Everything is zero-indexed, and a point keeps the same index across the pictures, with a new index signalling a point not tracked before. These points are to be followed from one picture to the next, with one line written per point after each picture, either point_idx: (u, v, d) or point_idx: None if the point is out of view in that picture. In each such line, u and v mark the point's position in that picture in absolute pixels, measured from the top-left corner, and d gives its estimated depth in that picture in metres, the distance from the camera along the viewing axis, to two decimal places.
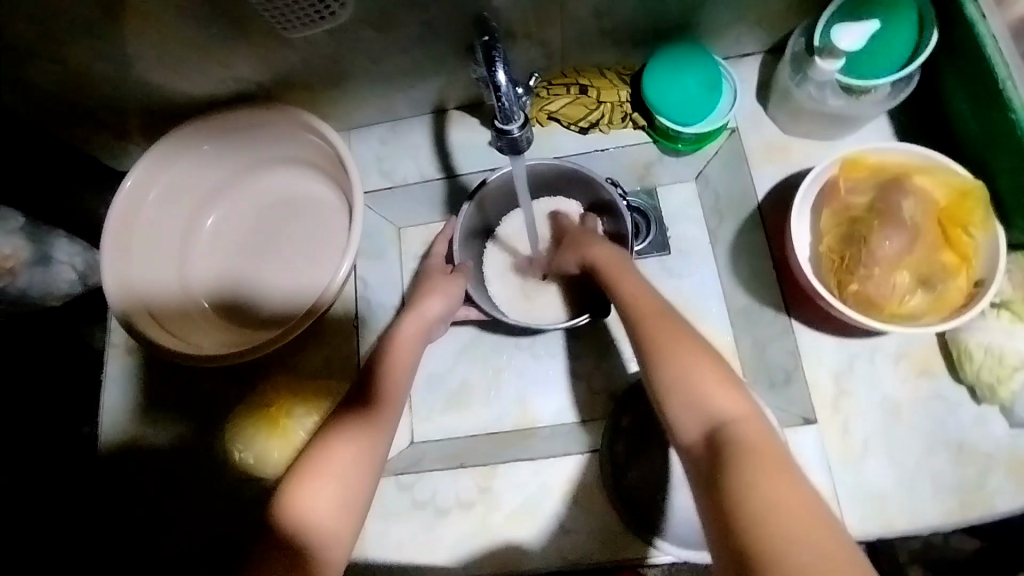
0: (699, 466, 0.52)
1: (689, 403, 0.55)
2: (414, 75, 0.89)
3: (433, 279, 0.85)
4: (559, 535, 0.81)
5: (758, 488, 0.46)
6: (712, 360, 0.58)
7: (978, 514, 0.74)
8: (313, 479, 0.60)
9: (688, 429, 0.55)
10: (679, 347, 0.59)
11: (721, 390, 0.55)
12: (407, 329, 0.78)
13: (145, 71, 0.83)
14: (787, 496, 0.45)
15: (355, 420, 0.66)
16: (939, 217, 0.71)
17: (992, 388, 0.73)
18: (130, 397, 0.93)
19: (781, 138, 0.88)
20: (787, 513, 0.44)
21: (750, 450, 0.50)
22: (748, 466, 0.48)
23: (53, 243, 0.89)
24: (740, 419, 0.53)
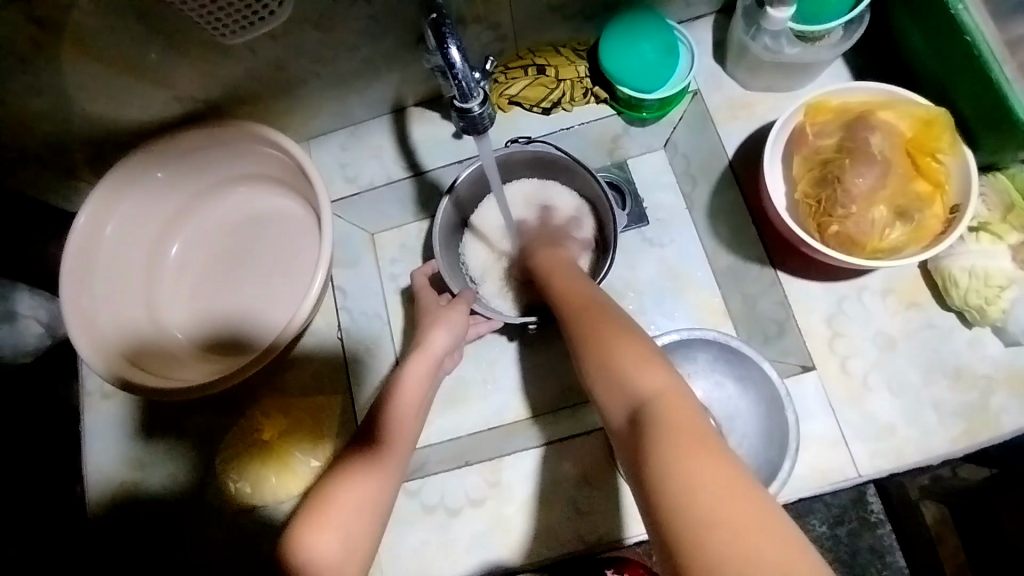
0: (625, 448, 0.49)
1: (612, 388, 0.53)
2: (367, 74, 0.87)
3: (433, 311, 0.79)
4: (577, 519, 0.80)
5: (671, 465, 0.44)
6: (633, 341, 0.55)
7: (984, 435, 0.75)
8: (324, 520, 0.59)
9: (614, 412, 0.52)
10: (597, 335, 0.57)
11: (641, 367, 0.53)
12: (417, 362, 0.74)
13: (83, 102, 0.79)
14: (705, 471, 0.43)
15: (366, 460, 0.65)
16: (908, 148, 0.72)
17: (981, 310, 0.74)
18: (114, 444, 0.89)
19: (743, 94, 0.88)
20: (709, 491, 0.42)
21: (668, 424, 0.47)
22: (661, 444, 0.46)
23: (16, 297, 0.88)
24: (663, 393, 0.50)
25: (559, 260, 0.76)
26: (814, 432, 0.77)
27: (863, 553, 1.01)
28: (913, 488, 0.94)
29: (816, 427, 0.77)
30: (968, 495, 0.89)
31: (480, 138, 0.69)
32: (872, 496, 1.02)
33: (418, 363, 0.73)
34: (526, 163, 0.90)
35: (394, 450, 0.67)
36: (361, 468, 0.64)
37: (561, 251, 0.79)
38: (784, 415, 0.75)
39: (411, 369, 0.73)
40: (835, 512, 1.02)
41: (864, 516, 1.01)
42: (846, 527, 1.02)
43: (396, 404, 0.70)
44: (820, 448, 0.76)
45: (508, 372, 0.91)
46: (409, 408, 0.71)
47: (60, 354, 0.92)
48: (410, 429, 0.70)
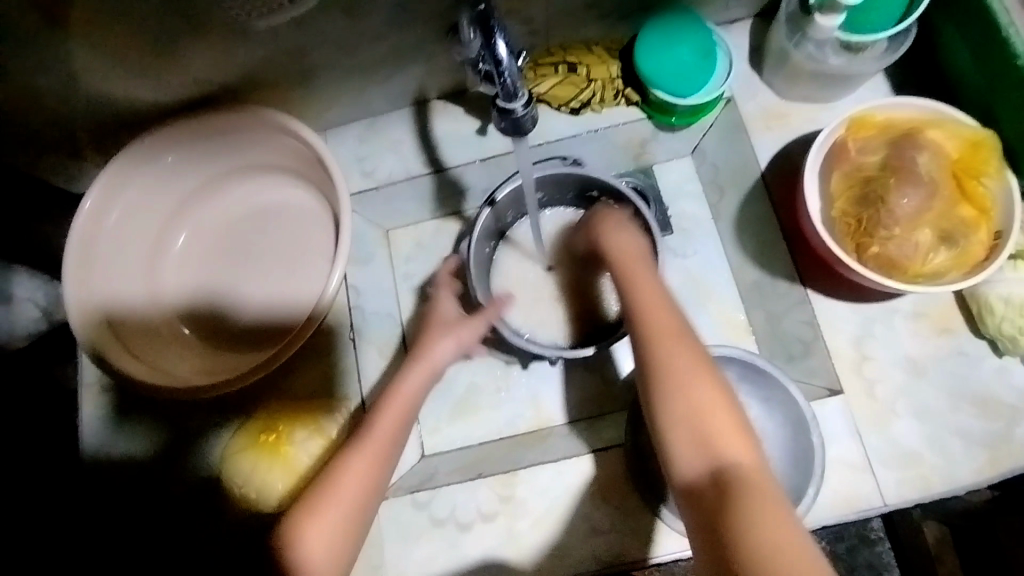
0: (700, 502, 0.50)
1: (697, 447, 0.52)
2: (392, 65, 0.83)
3: (443, 321, 0.77)
4: (591, 536, 0.77)
5: (768, 545, 0.45)
6: (729, 405, 0.53)
7: (1011, 467, 0.73)
8: (318, 515, 0.59)
9: (691, 463, 0.52)
10: (692, 382, 0.54)
11: (732, 436, 0.52)
12: (416, 371, 0.71)
13: (93, 80, 0.75)
14: (788, 543, 0.45)
15: (357, 441, 0.64)
16: (953, 170, 0.69)
17: (1015, 340, 0.72)
18: (112, 440, 0.84)
19: (778, 104, 0.86)
20: (796, 567, 0.43)
21: (761, 504, 0.47)
22: (755, 518, 0.46)
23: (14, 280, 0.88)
24: (750, 469, 0.50)
25: (637, 256, 0.70)
26: (839, 458, 0.75)
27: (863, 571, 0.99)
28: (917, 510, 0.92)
29: (841, 452, 0.75)
30: (971, 517, 0.88)
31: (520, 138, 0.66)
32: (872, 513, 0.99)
33: (426, 342, 0.74)
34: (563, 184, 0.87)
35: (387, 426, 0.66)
36: (356, 451, 0.63)
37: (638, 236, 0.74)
38: (809, 438, 0.73)
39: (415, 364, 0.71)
40: (833, 528, 1.00)
41: (864, 534, 0.99)
42: (845, 543, 0.99)
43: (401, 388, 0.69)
44: (844, 474, 0.74)
45: (523, 380, 0.89)
46: (411, 400, 0.69)
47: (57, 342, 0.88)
48: (406, 412, 0.68)
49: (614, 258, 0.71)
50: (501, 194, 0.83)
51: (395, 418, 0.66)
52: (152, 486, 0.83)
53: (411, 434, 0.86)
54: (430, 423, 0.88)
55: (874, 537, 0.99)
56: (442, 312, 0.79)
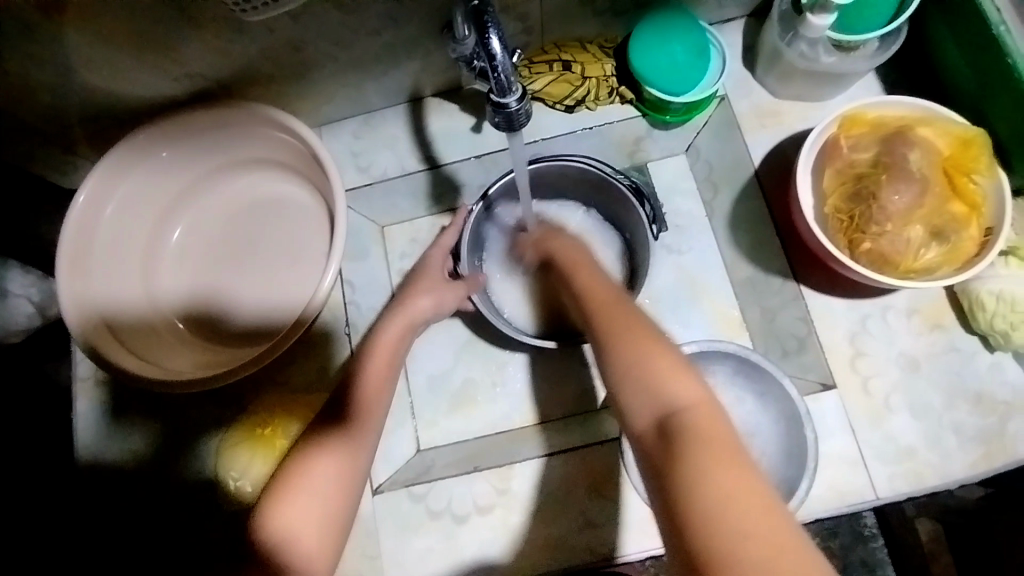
0: (650, 454, 0.49)
1: (641, 394, 0.51)
2: (387, 61, 0.83)
3: (427, 277, 0.79)
4: (586, 530, 0.77)
5: (711, 486, 0.44)
6: (667, 351, 0.53)
7: (1002, 460, 0.74)
8: (295, 496, 0.58)
9: (639, 419, 0.51)
10: (630, 338, 0.54)
11: (675, 377, 0.51)
12: (391, 329, 0.73)
13: (87, 74, 0.74)
14: (739, 490, 0.43)
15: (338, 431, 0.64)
16: (944, 167, 0.70)
17: (1006, 335, 0.73)
18: (105, 433, 0.84)
19: (772, 102, 0.86)
20: (740, 508, 0.42)
21: (702, 440, 0.47)
22: (698, 461, 0.45)
23: (7, 275, 0.83)
24: (696, 408, 0.50)
25: (578, 249, 0.70)
26: (833, 451, 0.75)
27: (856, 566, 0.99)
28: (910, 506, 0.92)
29: (835, 446, 0.75)
30: (965, 515, 0.88)
31: (514, 134, 0.66)
32: (866, 510, 1.00)
33: (395, 326, 0.73)
34: (557, 178, 0.89)
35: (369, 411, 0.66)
36: (329, 442, 0.62)
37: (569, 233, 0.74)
38: (802, 430, 0.74)
39: (382, 342, 0.71)
40: (828, 525, 1.00)
41: (858, 530, 0.99)
42: (838, 540, 0.99)
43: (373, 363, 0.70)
44: (838, 467, 0.75)
45: (517, 376, 0.89)
46: (385, 371, 0.70)
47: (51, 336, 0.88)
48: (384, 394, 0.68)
49: (560, 266, 0.69)
50: (494, 189, 0.84)
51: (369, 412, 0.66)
52: (146, 480, 0.83)
53: (406, 429, 0.86)
54: (426, 417, 0.88)
55: (868, 534, 0.99)
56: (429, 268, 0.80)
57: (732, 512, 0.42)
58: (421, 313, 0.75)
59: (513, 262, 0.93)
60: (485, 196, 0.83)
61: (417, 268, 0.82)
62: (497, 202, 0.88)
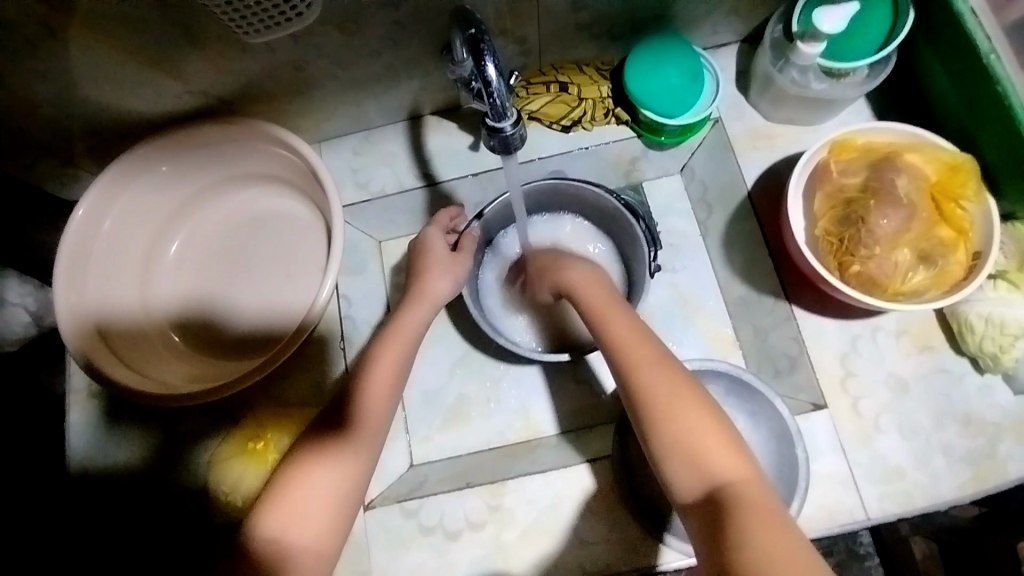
0: (703, 526, 0.52)
1: (693, 469, 0.54)
2: (387, 80, 0.85)
3: (440, 257, 0.79)
4: (578, 548, 0.77)
5: (775, 572, 0.46)
6: (714, 420, 0.56)
7: (992, 482, 0.74)
8: (287, 505, 0.59)
9: (688, 489, 0.54)
10: (674, 404, 0.56)
11: (723, 452, 0.54)
12: (418, 305, 0.75)
13: (91, 90, 0.76)
14: (797, 568, 0.46)
15: (337, 443, 0.64)
16: (932, 192, 0.71)
17: (995, 358, 0.73)
18: (98, 445, 0.85)
19: (764, 125, 0.88)
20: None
21: (757, 517, 0.49)
22: (755, 540, 0.48)
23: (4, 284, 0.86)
24: (744, 483, 0.53)
25: (600, 286, 0.69)
26: (824, 471, 0.75)
27: None
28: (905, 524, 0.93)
29: (825, 466, 0.76)
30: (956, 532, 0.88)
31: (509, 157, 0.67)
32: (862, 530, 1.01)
33: (392, 344, 0.71)
34: (553, 195, 0.90)
35: (366, 424, 0.66)
36: (328, 458, 0.63)
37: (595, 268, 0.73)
38: (794, 451, 0.74)
39: (382, 358, 0.69)
40: (824, 543, 1.01)
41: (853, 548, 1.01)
42: (835, 559, 1.00)
43: (382, 366, 0.69)
44: (829, 488, 0.75)
45: (511, 392, 0.89)
46: (400, 362, 0.70)
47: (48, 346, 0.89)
48: (385, 406, 0.68)
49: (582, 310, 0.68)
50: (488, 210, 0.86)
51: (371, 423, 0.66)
52: (136, 495, 0.83)
53: (400, 444, 0.87)
54: (419, 433, 0.88)
55: (864, 553, 1.00)
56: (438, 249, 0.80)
57: None
58: (414, 324, 0.73)
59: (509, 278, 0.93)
60: (481, 215, 0.85)
61: (418, 248, 0.81)
62: (491, 221, 0.89)
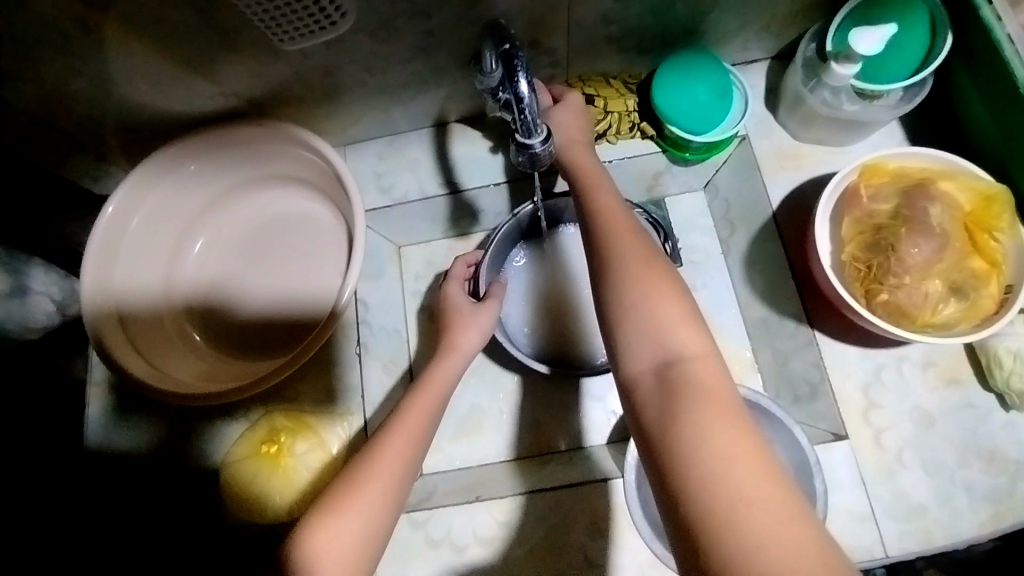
0: (646, 396, 0.52)
1: (647, 340, 0.54)
2: (414, 87, 0.85)
3: (464, 312, 0.77)
4: (585, 568, 0.76)
5: (704, 434, 0.47)
6: (679, 299, 0.56)
7: (1017, 524, 0.72)
8: (315, 556, 0.56)
9: (639, 360, 0.54)
10: (642, 280, 0.57)
11: (683, 325, 0.54)
12: (449, 356, 0.74)
13: (126, 88, 0.77)
14: (729, 440, 0.47)
15: (362, 483, 0.60)
16: (965, 223, 0.69)
17: (1023, 394, 0.71)
18: (117, 435, 0.86)
19: (793, 145, 0.87)
20: (725, 449, 0.47)
21: (702, 390, 0.50)
22: (696, 408, 0.49)
23: (30, 273, 0.86)
24: (700, 358, 0.53)
25: (599, 174, 0.71)
26: (842, 506, 0.73)
27: None
28: None
29: (845, 501, 0.73)
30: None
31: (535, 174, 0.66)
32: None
33: (422, 395, 0.69)
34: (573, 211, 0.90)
35: (393, 463, 0.62)
36: (355, 503, 0.59)
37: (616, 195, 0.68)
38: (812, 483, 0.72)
39: (411, 408, 0.67)
40: None
41: None
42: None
43: (413, 409, 0.67)
44: (848, 524, 0.72)
45: (523, 405, 0.88)
46: (429, 405, 0.68)
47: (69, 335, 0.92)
48: (414, 451, 0.64)
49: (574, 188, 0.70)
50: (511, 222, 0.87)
51: (401, 458, 0.62)
52: (153, 487, 0.85)
53: None
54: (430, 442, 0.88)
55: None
56: (460, 305, 0.78)
57: (721, 452, 0.46)
58: (445, 377, 0.72)
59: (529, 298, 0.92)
60: (515, 214, 0.86)
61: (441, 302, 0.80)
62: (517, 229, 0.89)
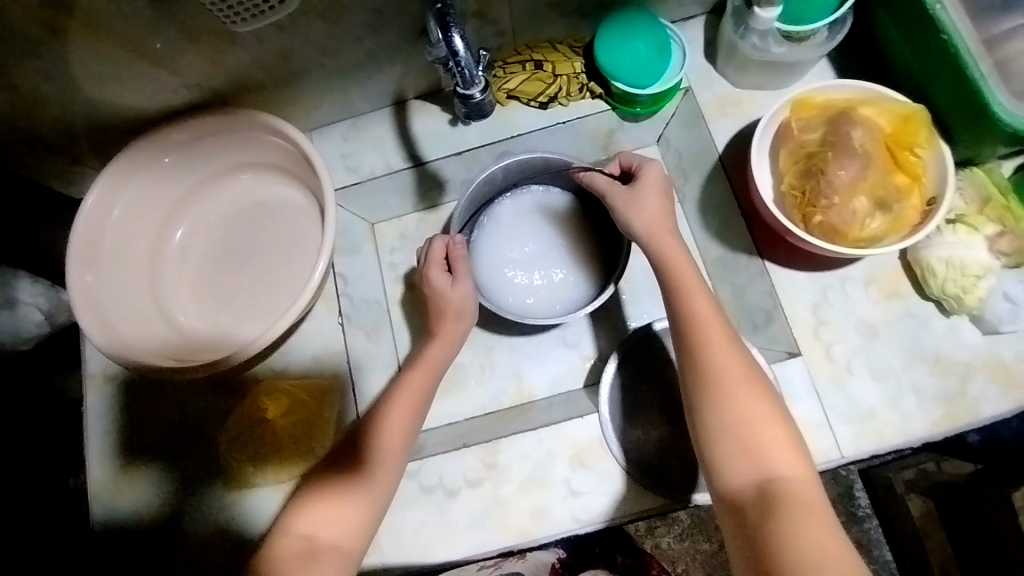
0: (748, 509, 0.60)
1: (749, 458, 0.62)
2: (371, 67, 0.89)
3: (445, 291, 0.78)
4: (571, 499, 0.82)
5: (802, 538, 0.55)
6: (782, 424, 0.64)
7: (965, 419, 0.78)
8: (316, 524, 0.65)
9: (742, 476, 0.62)
10: (745, 399, 0.64)
11: (784, 451, 0.62)
12: (440, 336, 0.77)
13: (91, 86, 0.80)
14: (832, 552, 0.54)
15: (368, 473, 0.68)
16: (887, 143, 0.75)
17: (959, 298, 0.77)
18: (115, 422, 0.90)
19: (733, 92, 0.92)
20: (825, 551, 0.54)
21: (802, 507, 0.58)
22: (798, 520, 0.57)
23: (18, 285, 0.92)
24: (800, 481, 0.61)
25: (685, 257, 0.73)
26: (800, 416, 0.79)
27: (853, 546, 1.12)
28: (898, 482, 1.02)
29: (802, 411, 0.79)
30: (952, 489, 0.97)
31: (483, 118, 0.73)
32: (860, 492, 1.12)
33: (416, 379, 0.74)
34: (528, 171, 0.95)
35: (394, 453, 0.69)
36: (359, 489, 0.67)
37: (709, 294, 0.71)
38: None
39: (400, 394, 0.72)
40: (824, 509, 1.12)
41: (851, 511, 1.11)
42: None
43: (405, 393, 0.72)
44: (807, 431, 0.78)
45: (503, 358, 0.94)
46: (424, 390, 0.74)
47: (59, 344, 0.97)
48: (407, 439, 0.71)
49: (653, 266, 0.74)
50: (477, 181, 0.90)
51: (398, 444, 0.70)
52: (156, 466, 0.88)
53: None
54: None
55: (863, 514, 1.11)
56: (439, 287, 0.78)
57: (815, 554, 0.54)
58: (433, 364, 0.76)
59: (500, 257, 0.97)
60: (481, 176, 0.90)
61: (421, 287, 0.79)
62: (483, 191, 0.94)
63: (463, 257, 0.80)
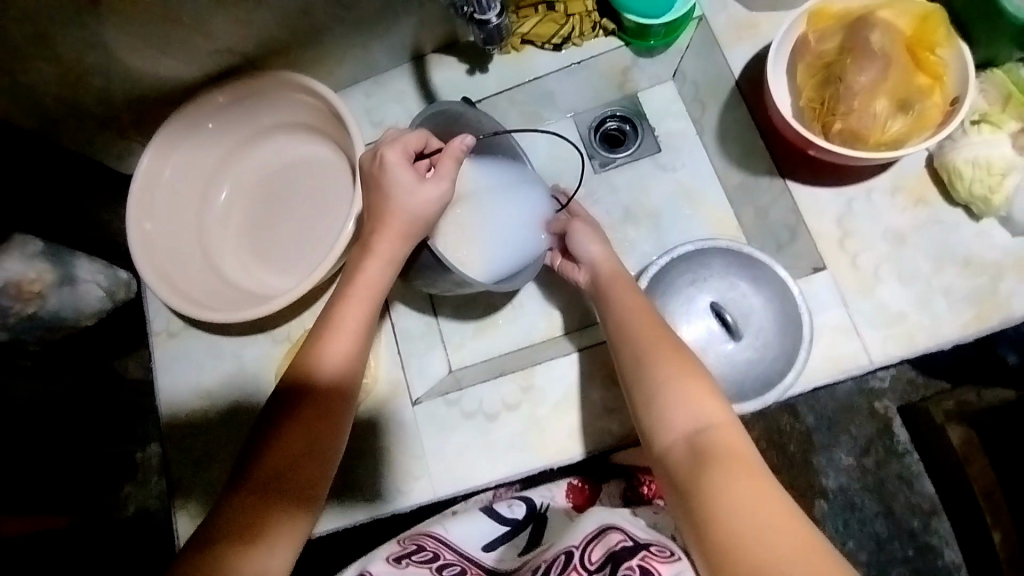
0: (680, 465, 0.58)
1: (679, 414, 0.61)
2: (387, 19, 0.92)
3: (410, 181, 0.71)
4: (605, 416, 0.86)
5: (729, 490, 0.54)
6: (704, 380, 0.63)
7: (997, 318, 0.78)
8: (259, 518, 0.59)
9: (673, 431, 0.61)
10: (668, 361, 0.65)
11: (710, 400, 0.61)
12: (378, 245, 0.71)
13: (131, 58, 0.85)
14: (764, 503, 0.52)
15: (308, 443, 0.63)
16: (907, 45, 0.74)
17: (986, 199, 0.77)
18: (178, 373, 0.97)
19: (748, 14, 0.91)
20: (753, 502, 0.52)
21: (730, 456, 0.56)
22: (726, 473, 0.55)
23: (75, 262, 0.92)
24: (725, 427, 0.59)
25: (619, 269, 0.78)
26: (827, 324, 0.80)
27: (892, 479, 1.09)
28: (937, 412, 1.00)
29: (829, 319, 0.81)
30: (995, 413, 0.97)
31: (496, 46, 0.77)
32: (899, 428, 1.09)
33: (353, 311, 0.70)
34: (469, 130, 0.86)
35: (332, 418, 0.65)
36: (299, 470, 0.62)
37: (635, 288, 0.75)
38: (799, 313, 0.80)
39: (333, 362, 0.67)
40: (862, 443, 1.10)
41: (890, 447, 1.09)
42: (872, 457, 1.09)
43: (335, 343, 0.68)
44: (833, 338, 0.80)
45: (536, 292, 0.96)
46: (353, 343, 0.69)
47: (119, 318, 0.98)
48: (340, 407, 0.66)
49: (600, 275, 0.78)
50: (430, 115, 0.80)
51: (333, 412, 0.65)
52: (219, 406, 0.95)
53: (437, 352, 0.94)
54: (453, 340, 0.95)
55: (903, 449, 1.08)
56: (404, 177, 0.71)
57: (743, 504, 0.52)
58: (367, 284, 0.71)
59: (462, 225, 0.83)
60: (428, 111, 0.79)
61: (375, 168, 0.73)
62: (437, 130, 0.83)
63: (455, 158, 0.72)
